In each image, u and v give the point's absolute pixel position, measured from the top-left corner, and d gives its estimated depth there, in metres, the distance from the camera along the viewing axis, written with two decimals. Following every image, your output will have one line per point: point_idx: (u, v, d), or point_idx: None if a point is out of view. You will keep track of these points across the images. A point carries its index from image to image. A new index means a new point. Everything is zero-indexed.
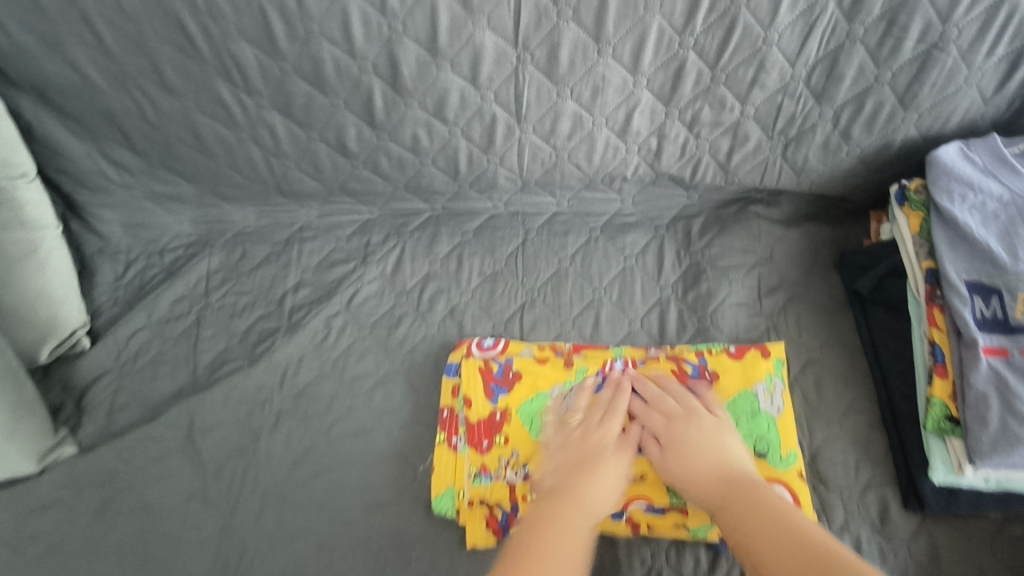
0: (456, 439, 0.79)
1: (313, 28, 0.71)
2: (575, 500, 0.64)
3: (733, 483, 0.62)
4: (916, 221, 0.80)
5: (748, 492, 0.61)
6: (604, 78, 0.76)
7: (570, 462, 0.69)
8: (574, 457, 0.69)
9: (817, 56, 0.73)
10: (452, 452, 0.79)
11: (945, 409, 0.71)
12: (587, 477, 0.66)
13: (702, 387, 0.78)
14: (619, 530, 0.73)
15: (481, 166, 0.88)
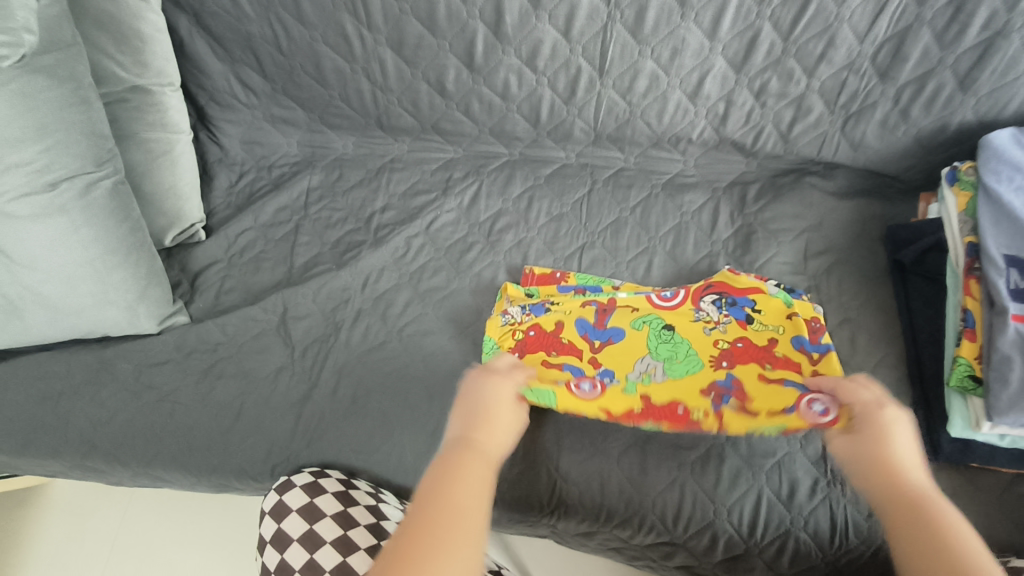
0: (508, 313, 0.90)
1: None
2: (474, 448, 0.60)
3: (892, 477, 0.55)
4: (962, 200, 0.85)
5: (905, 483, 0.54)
6: (684, 41, 0.84)
7: (468, 415, 0.65)
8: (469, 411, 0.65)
9: (885, 35, 0.80)
10: (502, 324, 0.89)
11: (970, 368, 0.76)
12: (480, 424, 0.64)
13: (738, 313, 0.86)
14: (631, 404, 0.80)
15: (560, 116, 0.97)
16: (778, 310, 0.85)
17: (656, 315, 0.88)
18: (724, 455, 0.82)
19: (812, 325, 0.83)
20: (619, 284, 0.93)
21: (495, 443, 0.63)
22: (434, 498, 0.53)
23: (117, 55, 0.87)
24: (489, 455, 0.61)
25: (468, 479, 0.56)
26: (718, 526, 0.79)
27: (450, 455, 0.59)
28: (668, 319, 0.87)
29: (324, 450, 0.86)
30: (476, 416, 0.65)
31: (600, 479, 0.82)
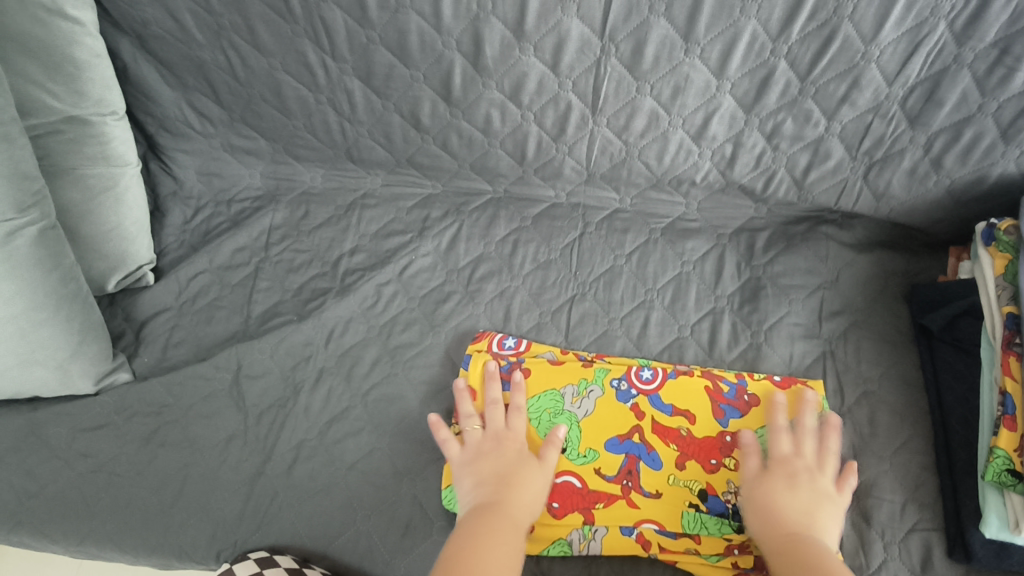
0: None
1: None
2: (496, 510, 0.63)
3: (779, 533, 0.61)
4: (1001, 262, 0.74)
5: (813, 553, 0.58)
6: (687, 78, 0.74)
7: (485, 473, 0.68)
8: (486, 477, 0.67)
9: (918, 77, 0.70)
10: None
11: (1008, 462, 0.67)
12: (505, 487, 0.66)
13: (732, 409, 0.75)
14: (630, 546, 0.71)
15: (549, 154, 0.87)
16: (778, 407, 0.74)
17: None
18: None
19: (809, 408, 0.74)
20: (586, 357, 0.82)
21: (528, 511, 0.65)
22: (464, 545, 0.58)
23: (48, 84, 0.77)
24: (513, 515, 0.63)
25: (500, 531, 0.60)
26: None
27: (474, 521, 0.61)
28: (643, 405, 0.76)
29: (276, 533, 0.77)
30: (495, 483, 0.67)
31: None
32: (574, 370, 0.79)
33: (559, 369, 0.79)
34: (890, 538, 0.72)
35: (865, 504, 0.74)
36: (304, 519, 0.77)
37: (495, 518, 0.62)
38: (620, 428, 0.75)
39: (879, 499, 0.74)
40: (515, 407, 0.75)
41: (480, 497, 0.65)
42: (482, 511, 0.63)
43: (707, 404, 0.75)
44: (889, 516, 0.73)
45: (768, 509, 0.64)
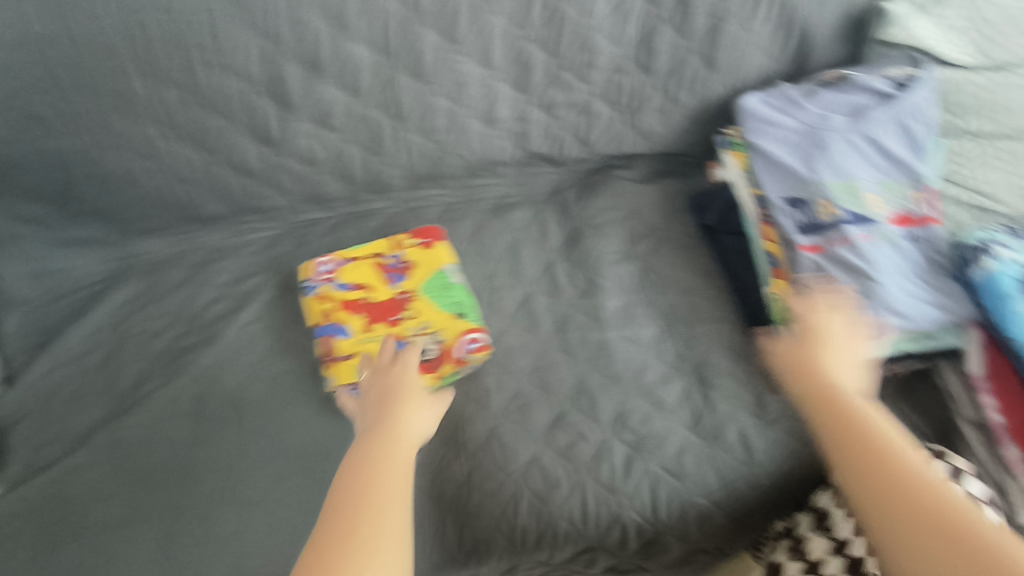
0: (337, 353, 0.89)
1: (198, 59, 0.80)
2: (392, 430, 0.66)
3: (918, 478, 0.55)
4: (738, 158, 0.97)
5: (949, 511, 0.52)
6: (465, 74, 0.89)
7: (374, 406, 0.72)
8: (381, 392, 0.74)
9: (635, 37, 0.90)
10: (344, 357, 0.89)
11: (786, 302, 0.88)
12: (380, 441, 0.63)
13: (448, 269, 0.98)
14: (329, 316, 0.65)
15: (373, 169, 0.98)
16: (424, 261, 0.97)
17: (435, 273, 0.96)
18: (613, 446, 0.84)
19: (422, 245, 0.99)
20: (396, 261, 0.97)
21: (407, 420, 0.68)
22: (327, 559, 0.51)
23: None
24: (411, 437, 0.66)
25: (392, 480, 0.58)
26: (625, 516, 0.81)
27: (368, 446, 0.63)
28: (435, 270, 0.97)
29: None
30: (383, 397, 0.72)
31: (506, 505, 0.81)
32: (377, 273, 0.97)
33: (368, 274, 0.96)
34: (728, 393, 0.89)
35: (705, 373, 0.90)
36: (227, 561, 0.78)
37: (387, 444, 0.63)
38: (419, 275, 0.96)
39: (713, 365, 0.91)
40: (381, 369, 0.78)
41: (361, 445, 0.64)
42: (377, 435, 0.65)
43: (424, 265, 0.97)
44: (724, 376, 0.90)
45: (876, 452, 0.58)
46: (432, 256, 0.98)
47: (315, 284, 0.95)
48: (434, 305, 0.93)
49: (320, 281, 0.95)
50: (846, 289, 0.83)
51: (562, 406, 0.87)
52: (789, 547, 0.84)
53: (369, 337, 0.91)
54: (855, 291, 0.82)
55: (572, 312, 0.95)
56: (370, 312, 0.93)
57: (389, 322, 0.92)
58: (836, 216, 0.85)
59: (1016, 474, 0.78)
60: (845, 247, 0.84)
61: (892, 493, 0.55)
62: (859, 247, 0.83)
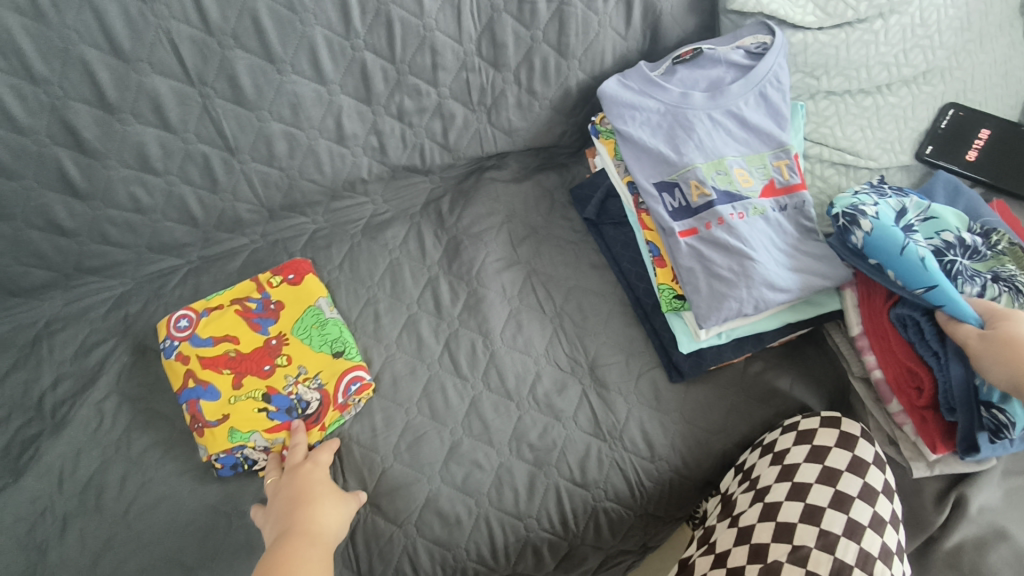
0: (205, 421, 0.80)
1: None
2: (307, 533, 0.69)
3: None
4: (610, 147, 0.93)
5: None
6: (296, 94, 0.80)
7: (293, 494, 0.73)
8: (292, 492, 0.73)
9: (476, 31, 0.84)
10: (214, 425, 0.80)
11: (672, 290, 0.86)
12: (300, 541, 0.67)
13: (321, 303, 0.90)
14: None
15: (217, 207, 0.88)
16: (292, 298, 0.89)
17: (307, 312, 0.88)
18: (513, 468, 0.81)
19: (289, 279, 0.90)
20: (262, 304, 0.88)
21: (323, 524, 0.71)
22: None
23: None
24: (327, 538, 0.70)
25: None
26: (534, 538, 0.80)
27: (285, 542, 0.67)
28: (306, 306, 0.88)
29: None
30: (300, 498, 0.72)
31: (409, 555, 0.78)
32: (237, 320, 0.87)
33: (229, 324, 0.86)
34: (626, 391, 0.86)
35: (600, 374, 0.87)
36: None
37: (311, 542, 0.68)
38: (289, 317, 0.88)
39: (608, 364, 0.88)
40: (294, 467, 0.77)
41: (275, 543, 0.67)
42: (292, 533, 0.68)
43: (293, 304, 0.89)
44: (619, 373, 0.87)
45: None
46: (301, 292, 0.89)
47: (173, 344, 0.85)
48: (309, 347, 0.86)
49: (177, 339, 0.85)
50: (725, 271, 0.81)
51: (454, 436, 0.83)
52: (699, 542, 0.81)
53: (240, 394, 0.82)
54: (735, 272, 0.80)
55: (459, 330, 0.89)
56: (238, 366, 0.84)
57: (261, 374, 0.84)
58: (708, 197, 0.83)
59: (902, 426, 0.82)
60: (719, 228, 0.82)
61: None
62: (734, 226, 0.82)
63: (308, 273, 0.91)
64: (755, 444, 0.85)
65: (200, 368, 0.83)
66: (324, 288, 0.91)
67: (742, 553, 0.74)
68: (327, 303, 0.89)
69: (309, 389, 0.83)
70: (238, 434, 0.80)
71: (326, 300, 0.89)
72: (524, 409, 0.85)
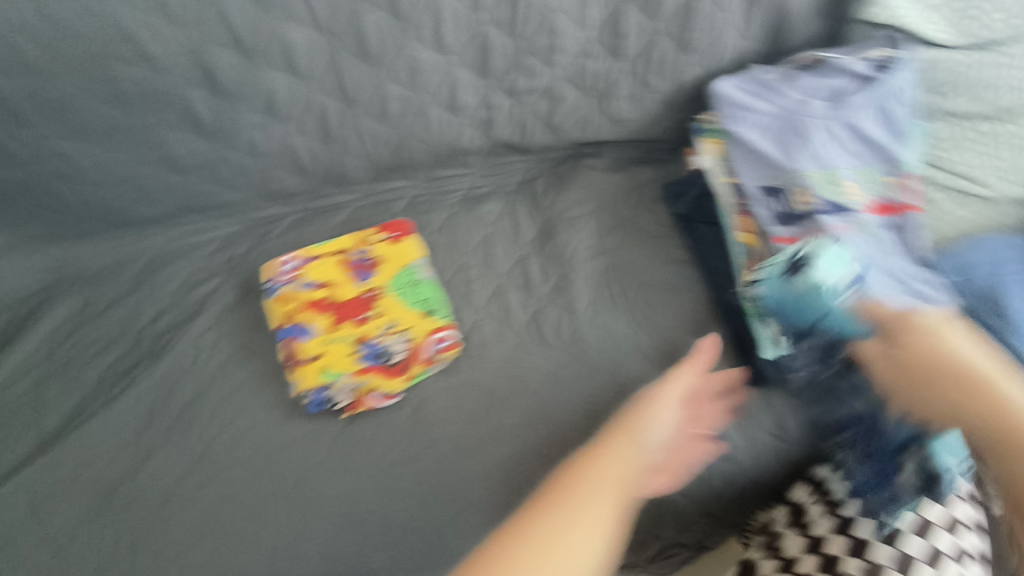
0: (301, 356, 0.85)
1: (122, 53, 0.74)
2: None
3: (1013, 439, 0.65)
4: (714, 146, 0.94)
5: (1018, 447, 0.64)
6: (420, 60, 0.84)
7: None
8: None
9: (599, 16, 0.85)
10: (309, 361, 0.85)
11: (763, 294, 0.85)
12: None
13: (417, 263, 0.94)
14: None
15: (328, 161, 0.93)
16: (392, 254, 0.94)
17: (404, 269, 0.92)
18: None
19: (391, 238, 0.95)
20: (363, 258, 0.93)
21: None
22: None
23: None
24: None
25: None
26: None
27: None
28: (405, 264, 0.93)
29: None
30: None
31: None
32: (338, 270, 0.92)
33: (332, 273, 0.92)
34: None
35: None
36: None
37: None
38: (386, 271, 0.92)
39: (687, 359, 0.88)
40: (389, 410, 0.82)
41: None
42: None
43: (391, 260, 0.93)
44: None
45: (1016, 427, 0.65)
46: (400, 251, 0.94)
47: (278, 285, 0.90)
48: (402, 302, 0.90)
49: (282, 281, 0.91)
50: (823, 281, 0.80)
51: None
52: (766, 543, 0.84)
53: (335, 337, 0.87)
54: (834, 283, 0.79)
55: (543, 307, 0.91)
56: (336, 312, 0.89)
57: (356, 321, 0.88)
58: (815, 206, 0.83)
59: None
60: (823, 237, 0.81)
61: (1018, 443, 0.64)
62: (839, 237, 0.80)
63: (410, 234, 0.96)
64: (829, 458, 0.84)
65: (301, 309, 0.88)
66: (421, 249, 0.95)
67: (811, 563, 0.77)
68: (424, 265, 0.93)
69: (398, 341, 0.87)
70: (329, 372, 0.84)
71: (422, 261, 0.93)
72: None
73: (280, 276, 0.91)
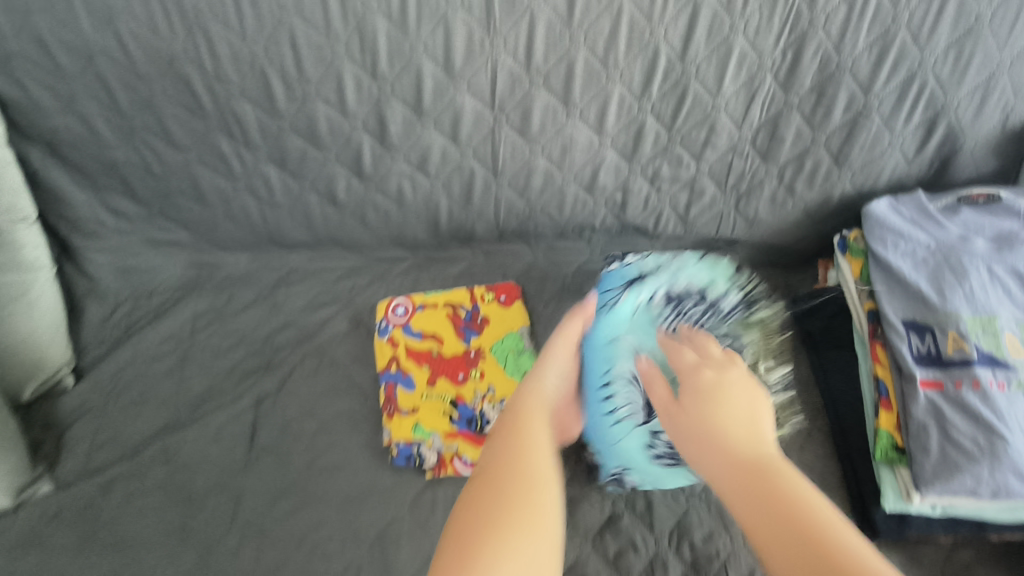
0: (397, 407, 0.86)
1: (326, 96, 0.81)
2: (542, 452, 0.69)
3: (722, 448, 0.48)
4: (856, 266, 0.89)
5: (752, 468, 0.46)
6: (572, 137, 0.84)
7: None
8: None
9: (760, 120, 0.83)
10: (405, 414, 0.85)
11: (892, 439, 0.78)
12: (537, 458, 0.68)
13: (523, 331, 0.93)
14: None
15: (460, 216, 0.95)
16: (499, 317, 0.93)
17: (510, 335, 0.91)
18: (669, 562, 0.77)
19: (501, 300, 0.94)
20: (471, 316, 0.93)
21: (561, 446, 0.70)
22: None
23: None
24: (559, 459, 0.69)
25: None
26: None
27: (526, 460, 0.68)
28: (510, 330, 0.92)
29: None
30: None
31: None
32: (446, 323, 0.92)
33: (439, 326, 0.92)
34: None
35: None
36: None
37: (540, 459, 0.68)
38: (492, 334, 0.92)
39: None
40: None
41: None
42: None
43: (498, 323, 0.93)
44: None
45: (714, 431, 0.49)
46: (508, 316, 0.93)
47: (388, 326, 0.92)
48: (503, 370, 0.88)
49: (392, 323, 0.92)
50: (967, 441, 0.72)
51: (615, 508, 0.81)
52: None
53: (432, 393, 0.87)
54: (979, 447, 0.72)
55: None
56: (437, 366, 0.89)
57: (454, 380, 0.88)
58: (967, 354, 0.75)
59: None
60: (972, 392, 0.74)
61: (718, 459, 0.48)
62: (991, 396, 0.73)
63: (518, 299, 0.95)
64: None
65: (404, 358, 0.89)
66: (528, 317, 0.94)
67: None
68: (529, 333, 0.92)
69: (493, 409, 0.85)
70: (421, 429, 0.84)
71: (528, 329, 0.92)
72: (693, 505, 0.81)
73: (391, 320, 0.92)
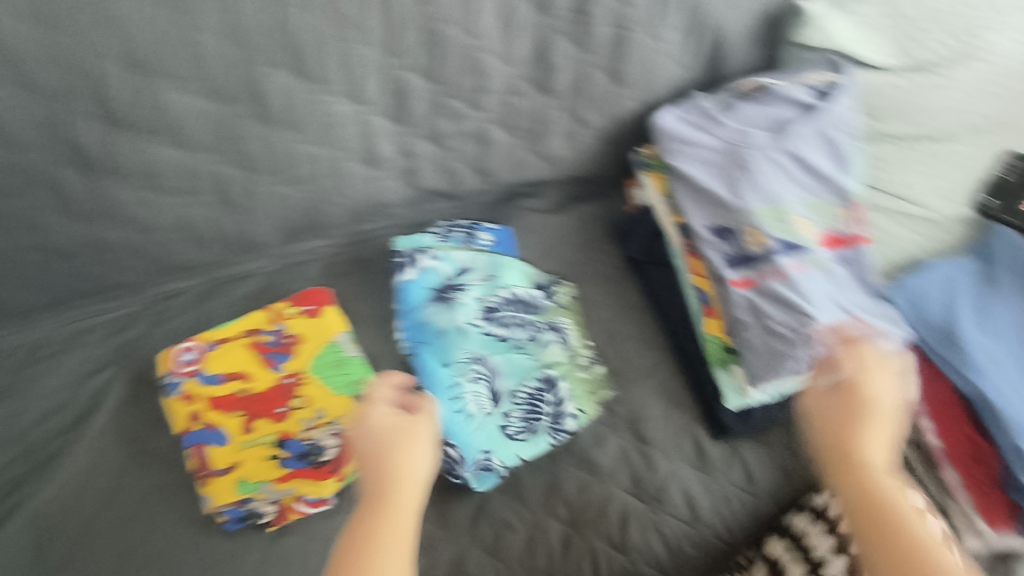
0: (211, 468, 0.73)
1: None
2: (389, 487, 0.57)
3: (867, 480, 0.57)
4: (659, 182, 0.88)
5: (876, 496, 0.56)
6: (328, 112, 0.73)
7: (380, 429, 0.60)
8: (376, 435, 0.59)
9: (526, 52, 0.77)
10: (222, 474, 0.73)
11: (721, 342, 0.81)
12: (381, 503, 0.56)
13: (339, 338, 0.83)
14: None
15: (230, 228, 0.80)
16: (309, 330, 0.82)
17: (326, 347, 0.82)
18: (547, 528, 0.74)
19: (307, 311, 0.83)
20: (276, 338, 0.81)
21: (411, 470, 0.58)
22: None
23: None
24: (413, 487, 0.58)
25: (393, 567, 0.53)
26: None
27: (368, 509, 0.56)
28: (325, 342, 0.82)
29: None
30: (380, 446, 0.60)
31: None
32: (249, 356, 0.80)
33: (242, 360, 0.80)
34: (668, 448, 0.79)
35: (643, 427, 0.80)
36: None
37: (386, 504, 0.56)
38: (306, 351, 0.81)
39: (651, 417, 0.81)
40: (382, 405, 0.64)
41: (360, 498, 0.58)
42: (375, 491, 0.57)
43: (310, 338, 0.82)
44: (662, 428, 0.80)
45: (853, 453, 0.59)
46: (319, 325, 0.83)
47: (177, 380, 0.78)
48: (328, 389, 0.79)
49: (181, 375, 0.78)
50: (781, 328, 0.75)
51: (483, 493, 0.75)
52: None
53: (251, 440, 0.75)
54: (793, 330, 0.75)
55: None
56: (250, 407, 0.77)
57: (273, 417, 0.77)
58: (767, 246, 0.77)
59: (960, 498, 0.77)
60: (778, 281, 0.76)
61: (889, 531, 0.55)
62: (796, 281, 0.76)
63: (326, 304, 0.84)
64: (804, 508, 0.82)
65: (208, 409, 0.76)
66: (343, 320, 0.84)
67: None
68: (347, 340, 0.82)
69: (327, 435, 0.76)
70: (248, 485, 0.73)
71: (346, 334, 0.83)
72: (560, 463, 0.77)
73: (183, 367, 0.78)
